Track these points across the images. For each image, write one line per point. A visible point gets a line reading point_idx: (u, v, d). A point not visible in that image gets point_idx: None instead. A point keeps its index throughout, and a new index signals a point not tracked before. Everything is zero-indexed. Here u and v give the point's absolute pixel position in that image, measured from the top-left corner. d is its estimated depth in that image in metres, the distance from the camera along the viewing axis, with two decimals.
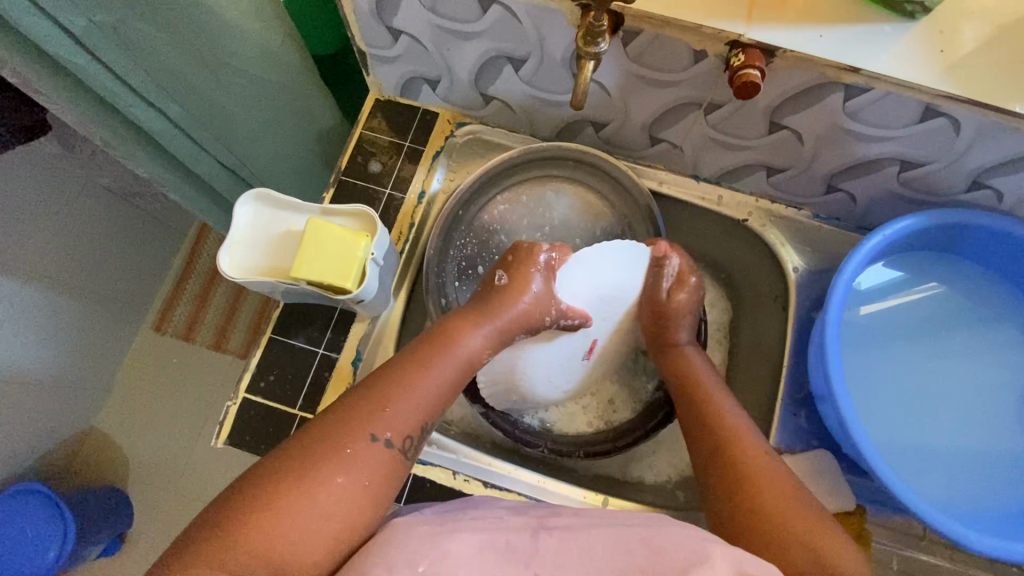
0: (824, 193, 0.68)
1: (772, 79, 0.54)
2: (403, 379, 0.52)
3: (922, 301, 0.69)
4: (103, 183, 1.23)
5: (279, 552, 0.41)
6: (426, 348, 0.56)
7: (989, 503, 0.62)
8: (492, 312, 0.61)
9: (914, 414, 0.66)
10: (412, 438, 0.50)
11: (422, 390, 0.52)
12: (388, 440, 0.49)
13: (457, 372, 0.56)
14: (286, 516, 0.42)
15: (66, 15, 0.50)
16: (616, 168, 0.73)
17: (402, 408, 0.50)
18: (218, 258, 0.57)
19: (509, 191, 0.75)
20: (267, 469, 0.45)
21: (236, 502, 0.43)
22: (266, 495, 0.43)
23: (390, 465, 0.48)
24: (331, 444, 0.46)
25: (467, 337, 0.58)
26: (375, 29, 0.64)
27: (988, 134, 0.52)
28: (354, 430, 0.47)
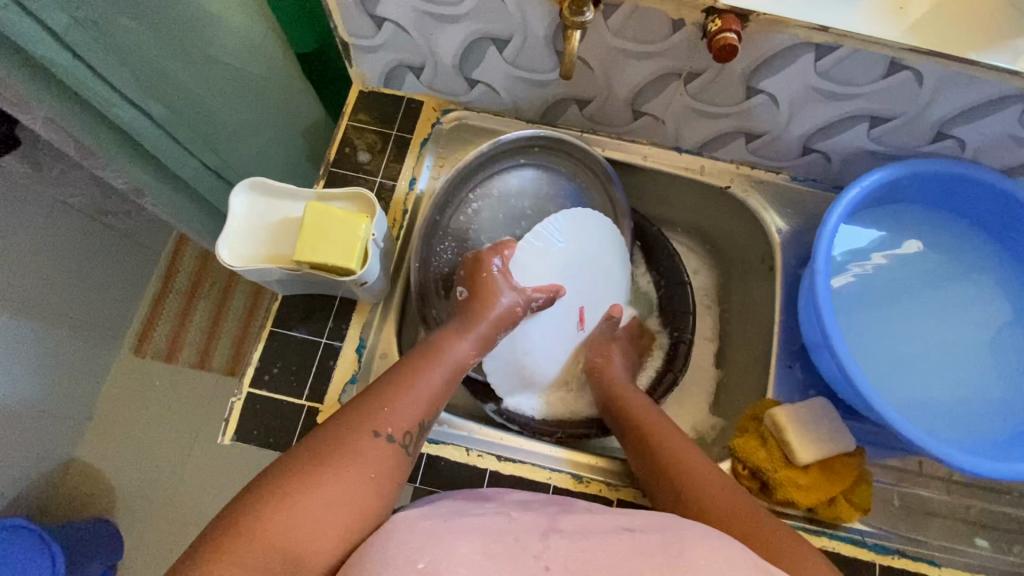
0: (800, 155, 0.72)
1: (747, 44, 0.57)
2: (401, 381, 0.53)
3: (893, 254, 0.73)
4: (71, 203, 1.20)
5: (293, 548, 0.41)
6: (416, 356, 0.57)
7: (983, 432, 0.66)
8: (477, 311, 0.62)
9: (896, 359, 0.70)
10: (410, 434, 0.51)
11: (419, 391, 0.54)
12: (389, 435, 0.49)
13: (447, 375, 0.57)
14: (298, 512, 0.42)
15: (47, 12, 0.50)
16: (582, 149, 0.76)
17: (401, 408, 0.52)
18: (217, 249, 0.57)
19: (479, 188, 0.74)
20: (275, 474, 0.44)
21: (248, 502, 0.42)
22: (278, 493, 0.42)
23: (393, 461, 0.49)
24: (339, 442, 0.47)
25: (453, 346, 0.59)
26: (357, 17, 0.65)
27: (949, 83, 0.56)
28: (357, 429, 0.48)
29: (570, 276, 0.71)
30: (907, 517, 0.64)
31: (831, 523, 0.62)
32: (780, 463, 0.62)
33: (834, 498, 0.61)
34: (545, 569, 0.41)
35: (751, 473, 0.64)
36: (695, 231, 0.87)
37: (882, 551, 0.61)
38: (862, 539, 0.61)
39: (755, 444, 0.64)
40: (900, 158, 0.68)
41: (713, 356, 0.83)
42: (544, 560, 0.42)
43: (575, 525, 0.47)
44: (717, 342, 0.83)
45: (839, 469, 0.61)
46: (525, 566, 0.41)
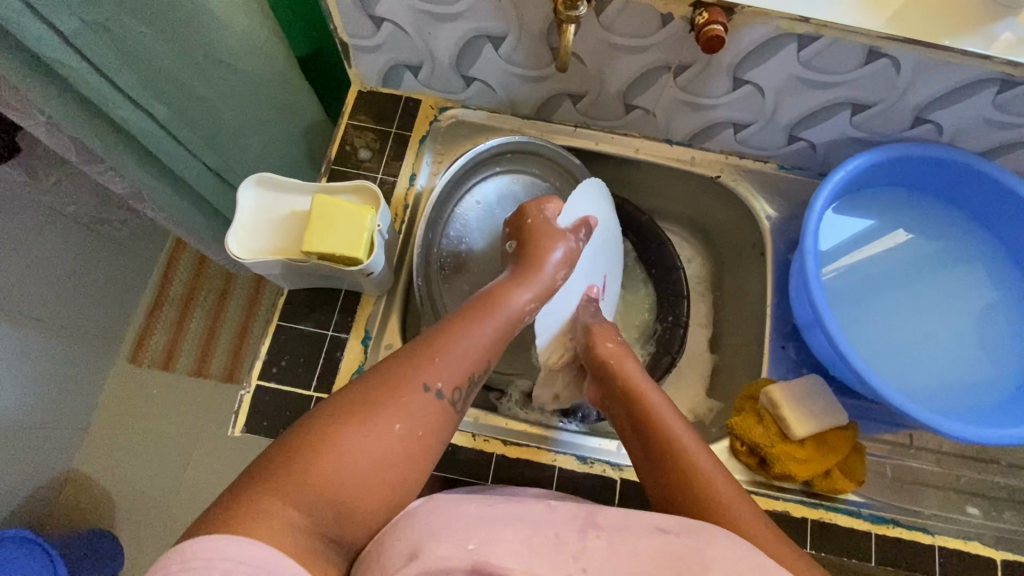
0: (787, 144, 0.74)
1: (732, 36, 0.60)
2: (455, 337, 0.52)
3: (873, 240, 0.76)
4: (68, 211, 1.20)
5: (341, 496, 0.42)
6: (476, 306, 0.56)
7: (972, 402, 0.68)
8: (527, 270, 0.61)
9: (880, 336, 0.72)
10: (460, 390, 0.50)
11: (469, 347, 0.52)
12: (439, 390, 0.49)
13: (503, 328, 0.56)
14: (350, 461, 0.42)
15: (59, 16, 0.51)
16: (545, 147, 0.78)
17: (452, 363, 0.50)
18: (226, 241, 0.60)
19: (459, 204, 0.77)
20: (326, 421, 0.44)
21: (304, 437, 0.43)
22: (330, 440, 0.42)
23: (442, 414, 0.48)
24: (389, 395, 0.46)
25: (510, 296, 0.58)
26: (357, 18, 0.67)
27: (926, 69, 0.59)
28: (408, 381, 0.48)
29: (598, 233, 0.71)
30: (900, 488, 0.67)
31: (829, 497, 0.64)
32: (777, 437, 0.64)
33: (830, 470, 0.63)
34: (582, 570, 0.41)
35: (750, 450, 0.66)
36: (688, 221, 0.89)
37: (878, 520, 0.63)
38: (859, 510, 0.63)
39: (752, 422, 0.66)
40: (881, 144, 0.71)
41: (708, 342, 0.85)
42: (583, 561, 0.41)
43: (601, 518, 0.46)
44: (712, 328, 0.85)
45: (832, 442, 0.64)
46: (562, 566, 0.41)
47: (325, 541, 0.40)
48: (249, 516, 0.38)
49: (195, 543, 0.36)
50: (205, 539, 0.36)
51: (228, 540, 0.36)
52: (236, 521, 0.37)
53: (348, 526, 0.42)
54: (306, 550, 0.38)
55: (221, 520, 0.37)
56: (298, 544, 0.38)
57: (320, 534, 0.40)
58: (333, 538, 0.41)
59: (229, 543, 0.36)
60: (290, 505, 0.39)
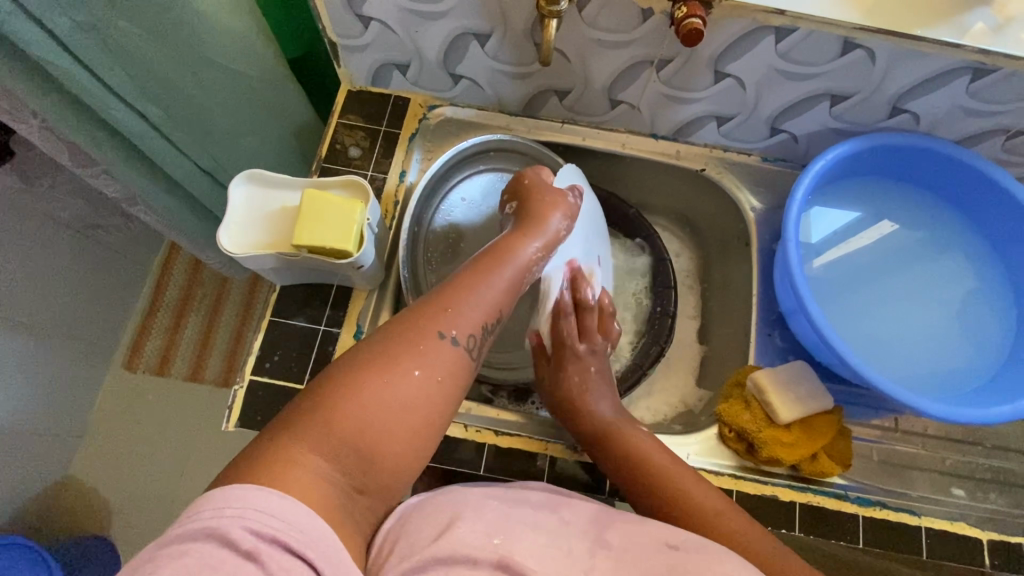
0: (769, 136, 0.76)
1: (711, 30, 0.61)
2: (467, 288, 0.53)
3: (854, 227, 0.77)
4: (61, 218, 1.20)
5: (368, 443, 0.43)
6: (487, 259, 0.57)
7: (957, 385, 0.69)
8: (532, 227, 0.62)
9: (866, 320, 0.74)
10: (475, 338, 0.51)
11: (482, 297, 0.53)
12: (454, 338, 0.49)
13: (516, 279, 0.57)
14: (370, 409, 0.43)
15: (51, 18, 0.52)
16: (525, 143, 0.79)
17: (465, 312, 0.51)
18: (218, 237, 0.61)
19: (444, 201, 0.79)
20: (346, 371, 0.45)
21: (326, 389, 0.44)
22: (353, 388, 0.44)
23: (459, 361, 0.49)
24: (404, 343, 0.47)
25: (520, 248, 0.59)
26: (345, 18, 0.68)
27: (900, 59, 0.61)
28: (422, 330, 0.49)
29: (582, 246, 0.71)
30: (886, 471, 0.68)
31: (816, 480, 0.65)
32: (764, 422, 0.65)
33: (816, 454, 0.65)
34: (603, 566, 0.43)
35: (738, 436, 0.66)
36: (675, 214, 0.91)
37: (864, 503, 0.64)
38: (845, 493, 0.64)
39: (739, 408, 0.67)
40: (860, 134, 0.72)
41: (697, 333, 0.86)
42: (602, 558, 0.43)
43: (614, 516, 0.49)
44: (701, 319, 0.87)
45: (819, 426, 0.65)
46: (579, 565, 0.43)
47: (350, 492, 0.42)
48: (275, 468, 0.40)
49: (227, 490, 0.37)
50: (238, 488, 0.38)
51: (257, 490, 0.38)
52: (265, 473, 0.39)
53: (374, 472, 0.43)
54: (328, 504, 0.40)
55: (248, 472, 0.39)
56: (322, 494, 0.40)
57: (347, 483, 0.42)
58: (359, 490, 0.43)
59: (258, 493, 0.37)
60: (314, 454, 0.41)
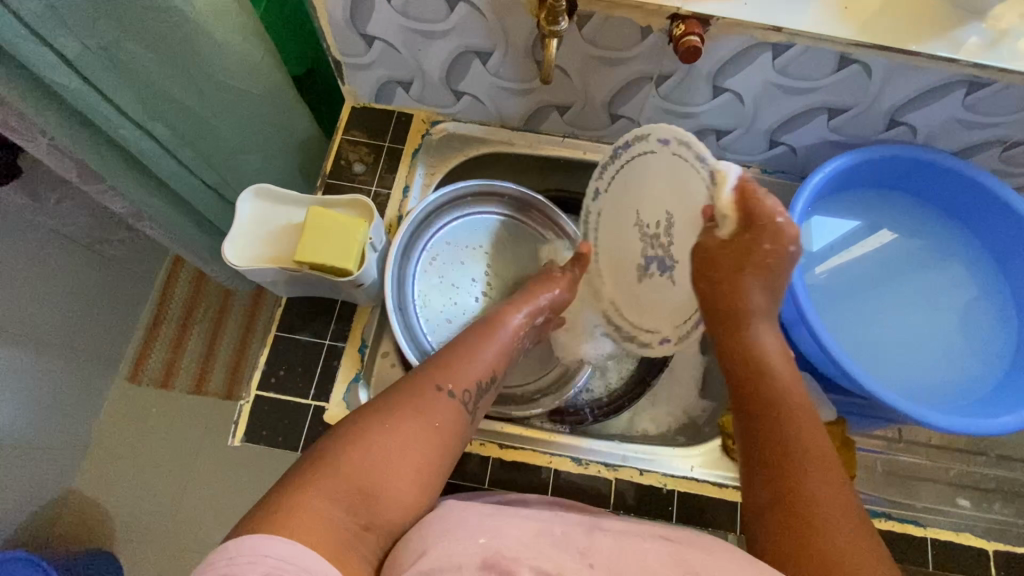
0: (768, 148, 0.77)
1: (710, 46, 0.62)
2: (463, 352, 0.59)
3: (845, 260, 0.78)
4: (66, 233, 1.21)
5: (376, 484, 0.46)
6: (479, 325, 0.64)
7: (957, 394, 0.70)
8: (520, 297, 0.69)
9: (870, 341, 0.73)
10: (469, 393, 0.56)
11: (478, 358, 0.59)
12: (451, 392, 0.55)
13: (508, 342, 0.64)
14: (378, 452, 0.47)
15: (60, 40, 0.54)
16: (501, 186, 0.82)
17: (461, 369, 0.57)
18: (222, 249, 0.61)
19: (427, 251, 0.81)
20: (354, 428, 0.48)
21: (337, 437, 0.48)
22: (363, 440, 0.47)
23: (456, 414, 0.54)
24: (406, 399, 0.52)
25: (509, 315, 0.66)
26: (349, 37, 0.70)
27: (896, 73, 0.62)
28: (422, 385, 0.54)
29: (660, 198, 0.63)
30: (891, 482, 0.68)
31: None
32: None
33: None
34: (589, 565, 0.44)
35: None
36: None
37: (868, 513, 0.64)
38: None
39: None
40: (858, 146, 0.73)
41: None
42: (589, 558, 0.44)
43: (617, 527, 0.50)
44: None
45: None
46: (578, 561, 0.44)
47: (358, 530, 0.44)
48: (286, 514, 0.41)
49: (240, 542, 0.39)
50: (249, 538, 0.39)
51: (265, 539, 0.39)
52: (270, 521, 0.41)
53: (379, 515, 0.45)
54: (334, 542, 0.41)
55: (262, 518, 0.41)
56: (329, 533, 0.42)
57: (353, 522, 0.43)
58: (365, 527, 0.44)
59: (268, 540, 0.39)
60: (322, 495, 0.43)
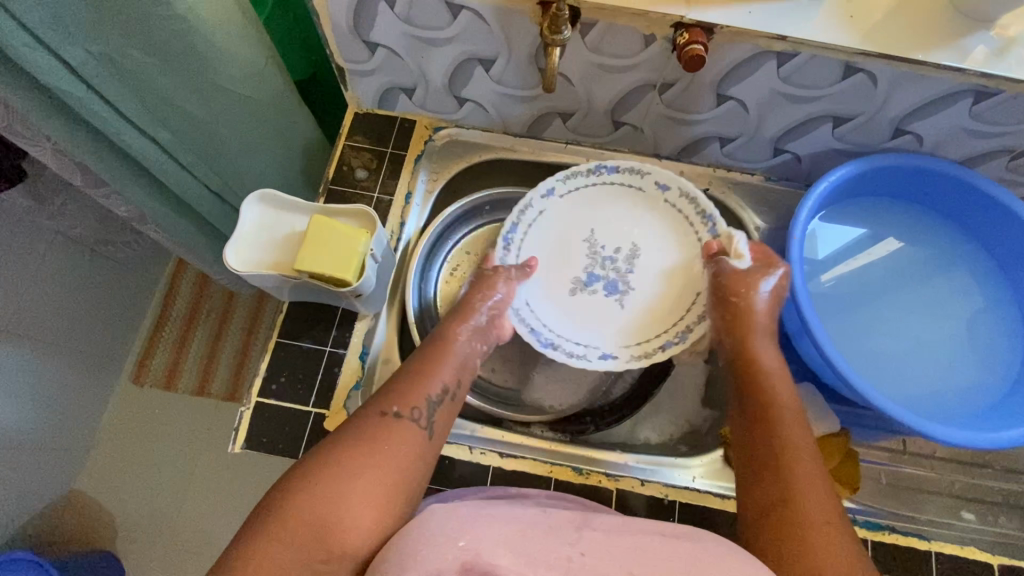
0: (773, 155, 0.76)
1: (715, 54, 0.62)
2: (410, 373, 0.59)
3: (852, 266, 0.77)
4: (72, 235, 1.22)
5: (327, 517, 0.47)
6: (429, 344, 0.63)
7: (962, 405, 0.69)
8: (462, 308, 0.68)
9: (874, 351, 0.73)
10: (419, 410, 0.55)
11: (423, 375, 0.59)
12: (396, 413, 0.54)
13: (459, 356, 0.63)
14: (321, 487, 0.48)
15: (66, 48, 0.54)
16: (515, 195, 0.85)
17: (405, 390, 0.57)
18: (224, 253, 0.61)
19: (447, 261, 0.83)
20: (311, 468, 0.50)
21: (289, 480, 0.49)
22: (318, 479, 0.48)
23: (404, 432, 0.53)
24: (361, 434, 0.52)
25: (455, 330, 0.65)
26: (352, 44, 0.70)
27: (902, 82, 0.61)
28: (369, 413, 0.54)
29: (638, 233, 0.77)
30: (895, 494, 0.68)
31: None
32: None
33: None
34: (581, 554, 0.47)
35: None
36: None
37: (871, 527, 0.63)
38: (853, 517, 0.63)
39: None
40: (862, 155, 0.73)
41: None
42: (579, 548, 0.48)
43: (616, 538, 0.49)
44: None
45: (825, 449, 0.65)
46: (561, 551, 0.47)
47: (312, 566, 0.45)
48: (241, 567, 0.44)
49: None
50: None
51: None
52: None
53: (334, 546, 0.46)
54: None
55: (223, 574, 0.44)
56: None
57: (306, 559, 0.45)
58: (319, 563, 0.45)
59: None
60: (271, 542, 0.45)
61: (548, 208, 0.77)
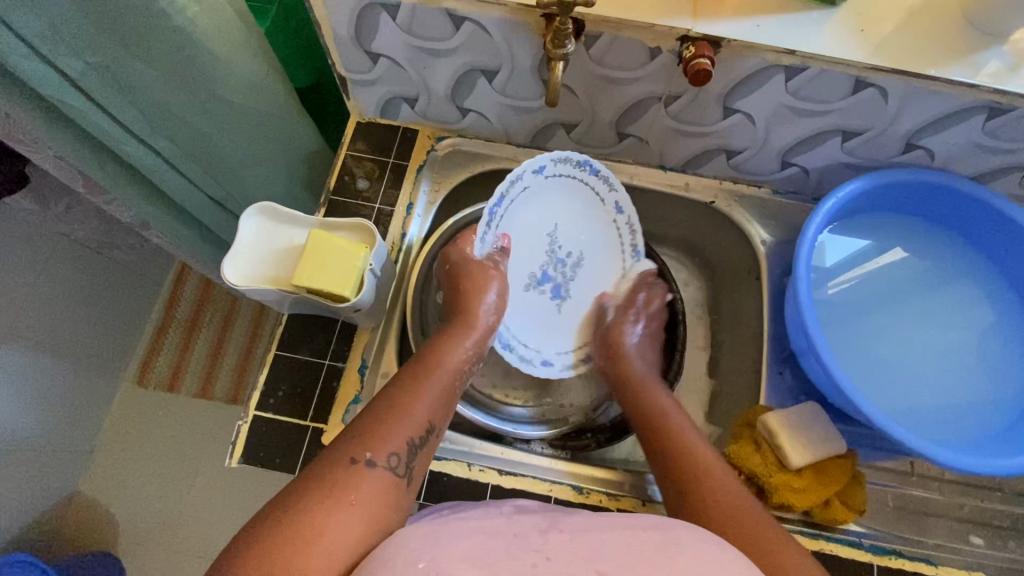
0: (780, 169, 0.75)
1: (722, 68, 0.61)
2: (392, 405, 0.55)
3: (858, 279, 0.75)
4: (76, 238, 1.22)
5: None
6: (413, 369, 0.60)
7: (968, 429, 0.67)
8: (457, 328, 0.65)
9: (881, 369, 0.71)
10: (398, 455, 0.52)
11: (408, 412, 0.55)
12: (372, 461, 0.50)
13: (446, 386, 0.60)
14: (283, 552, 0.42)
15: (63, 59, 0.54)
16: None
17: (389, 432, 0.52)
18: (222, 267, 0.61)
19: None
20: (271, 519, 0.44)
21: (244, 545, 0.43)
22: (284, 535, 0.43)
23: (382, 483, 0.49)
24: (332, 481, 0.47)
25: (448, 355, 0.62)
26: (353, 53, 0.69)
27: (914, 98, 0.60)
28: (343, 458, 0.49)
29: (587, 240, 0.77)
30: (901, 517, 0.66)
31: (829, 527, 0.64)
32: (774, 466, 0.64)
33: (828, 500, 0.63)
34: (545, 559, 0.45)
35: (748, 479, 0.65)
36: (683, 244, 0.90)
37: (878, 551, 0.62)
38: (859, 541, 0.63)
39: (749, 450, 0.66)
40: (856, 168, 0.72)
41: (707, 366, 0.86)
42: (545, 552, 0.45)
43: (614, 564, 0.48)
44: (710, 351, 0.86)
45: (832, 471, 0.63)
46: (527, 557, 0.45)
47: None
48: None
49: None
50: None
51: None
52: None
53: None
54: None
55: None
56: None
57: None
58: None
59: None
60: None
61: (532, 186, 0.71)
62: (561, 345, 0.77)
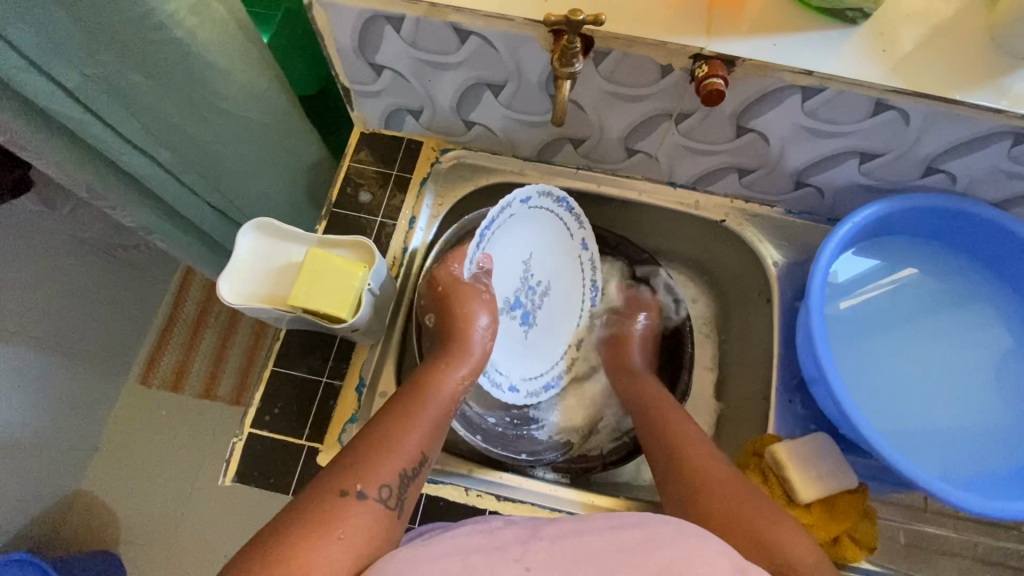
0: (793, 189, 0.73)
1: (737, 87, 0.59)
2: (383, 435, 0.53)
3: (870, 301, 0.73)
4: (84, 240, 1.22)
5: None
6: (409, 396, 0.58)
7: (984, 466, 0.65)
8: (456, 355, 0.64)
9: (894, 397, 0.69)
10: (389, 487, 0.50)
11: (400, 442, 0.53)
12: (361, 492, 0.48)
13: (441, 412, 0.58)
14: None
15: (60, 71, 0.53)
16: None
17: (378, 464, 0.51)
18: (218, 285, 0.59)
19: None
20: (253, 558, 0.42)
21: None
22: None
23: (372, 516, 0.47)
24: (320, 514, 0.45)
25: (444, 380, 0.61)
26: (356, 64, 0.67)
27: (937, 122, 0.57)
28: (331, 491, 0.48)
29: (556, 269, 0.77)
30: (913, 555, 0.64)
31: (840, 564, 0.62)
32: (783, 502, 0.62)
33: (836, 537, 0.61)
34: (524, 569, 0.42)
35: None
36: (692, 262, 0.88)
37: None
38: None
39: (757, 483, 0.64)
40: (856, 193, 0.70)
41: (714, 388, 0.84)
42: (525, 562, 0.43)
43: None
44: (718, 372, 0.84)
45: (842, 507, 0.61)
46: (508, 569, 0.42)
47: None
48: None
49: None
50: None
51: None
52: None
53: None
54: None
55: None
56: None
57: None
58: None
59: None
60: None
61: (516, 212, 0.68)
62: (527, 371, 0.77)
